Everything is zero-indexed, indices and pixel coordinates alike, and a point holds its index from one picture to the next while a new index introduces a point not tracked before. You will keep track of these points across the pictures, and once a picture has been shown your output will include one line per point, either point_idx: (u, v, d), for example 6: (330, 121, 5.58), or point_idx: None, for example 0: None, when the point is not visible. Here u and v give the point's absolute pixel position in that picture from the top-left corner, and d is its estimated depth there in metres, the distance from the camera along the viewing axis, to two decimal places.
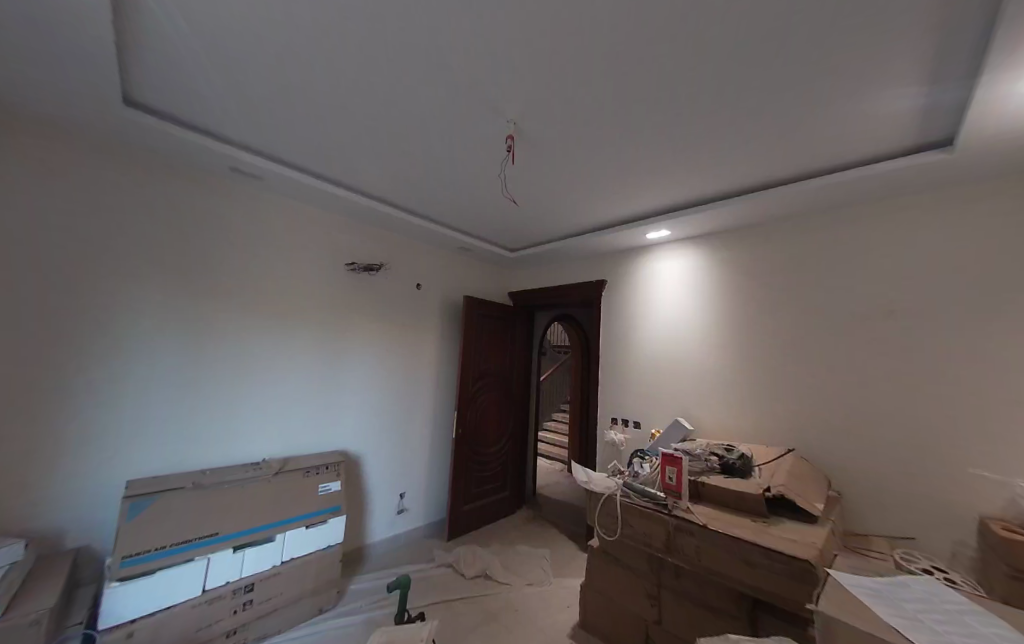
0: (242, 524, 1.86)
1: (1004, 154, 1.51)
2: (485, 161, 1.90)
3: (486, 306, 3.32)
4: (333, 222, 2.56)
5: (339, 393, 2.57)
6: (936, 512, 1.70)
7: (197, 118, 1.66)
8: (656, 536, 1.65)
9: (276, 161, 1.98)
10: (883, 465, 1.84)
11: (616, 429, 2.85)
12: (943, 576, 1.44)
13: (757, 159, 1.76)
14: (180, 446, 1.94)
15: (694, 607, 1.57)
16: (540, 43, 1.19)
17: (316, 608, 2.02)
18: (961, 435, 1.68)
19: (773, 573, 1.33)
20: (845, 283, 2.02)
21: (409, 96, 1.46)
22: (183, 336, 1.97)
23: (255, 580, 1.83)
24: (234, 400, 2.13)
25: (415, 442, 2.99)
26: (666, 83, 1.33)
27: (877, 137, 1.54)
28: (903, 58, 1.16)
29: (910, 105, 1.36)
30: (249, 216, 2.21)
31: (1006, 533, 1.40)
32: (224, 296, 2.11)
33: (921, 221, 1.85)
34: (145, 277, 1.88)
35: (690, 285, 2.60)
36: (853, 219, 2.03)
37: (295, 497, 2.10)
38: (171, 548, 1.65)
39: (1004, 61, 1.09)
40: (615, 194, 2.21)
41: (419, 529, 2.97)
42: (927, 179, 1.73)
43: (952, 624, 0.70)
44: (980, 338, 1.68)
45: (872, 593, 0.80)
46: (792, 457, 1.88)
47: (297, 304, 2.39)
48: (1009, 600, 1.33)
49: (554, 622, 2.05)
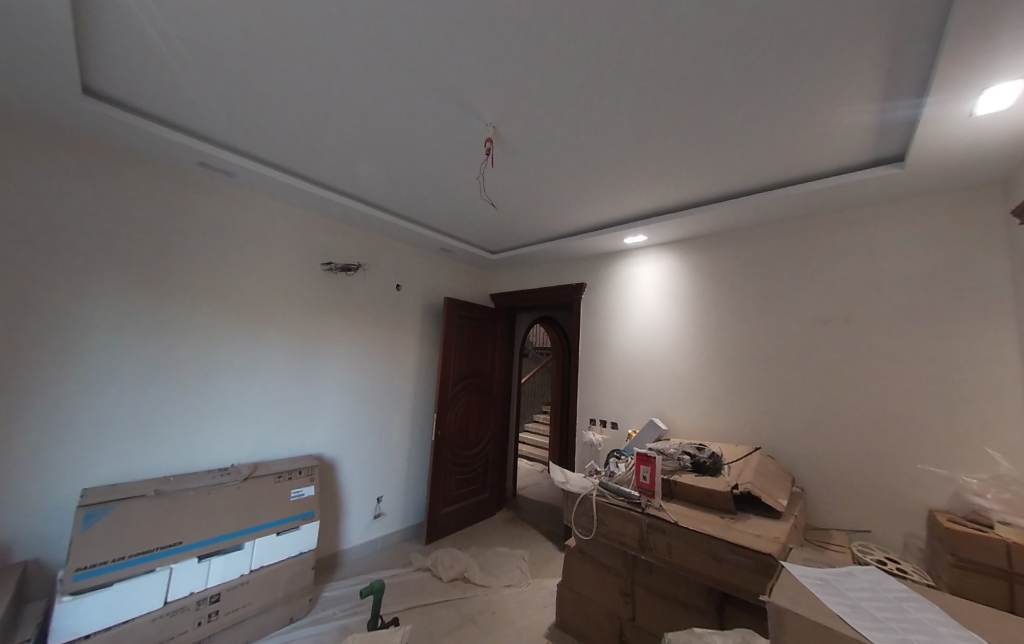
0: (208, 532, 1.79)
1: (950, 170, 1.63)
2: (465, 164, 1.90)
3: (468, 307, 3.32)
4: (308, 221, 2.51)
5: (313, 394, 2.51)
6: (891, 507, 1.80)
7: (164, 110, 1.60)
8: (629, 534, 1.68)
9: (249, 156, 1.93)
10: (842, 462, 1.93)
11: (594, 430, 2.89)
12: (895, 567, 1.52)
13: (728, 168, 1.83)
14: (141, 451, 1.86)
15: (665, 603, 1.62)
16: (517, 46, 1.20)
17: (288, 617, 1.97)
18: (914, 433, 1.79)
19: (736, 567, 1.38)
20: (808, 288, 2.12)
21: (387, 96, 1.45)
22: (147, 336, 1.89)
23: (221, 590, 1.76)
24: (201, 403, 2.05)
25: (392, 445, 2.94)
26: (642, 91, 1.36)
27: (837, 151, 1.63)
28: (860, 76, 1.24)
29: (867, 122, 1.45)
30: (220, 212, 2.14)
31: (951, 524, 1.50)
32: (191, 295, 2.04)
33: (878, 231, 1.96)
34: (106, 275, 1.79)
35: (667, 289, 2.66)
36: (817, 228, 2.13)
37: (265, 504, 2.02)
38: (130, 559, 1.57)
39: (949, 84, 1.17)
40: (593, 200, 2.25)
41: (396, 533, 2.92)
42: (882, 192, 1.85)
43: (890, 610, 0.75)
44: (932, 342, 1.79)
45: (820, 582, 0.85)
46: (759, 455, 1.96)
47: (270, 303, 2.32)
48: (954, 588, 1.42)
49: (530, 622, 2.06)
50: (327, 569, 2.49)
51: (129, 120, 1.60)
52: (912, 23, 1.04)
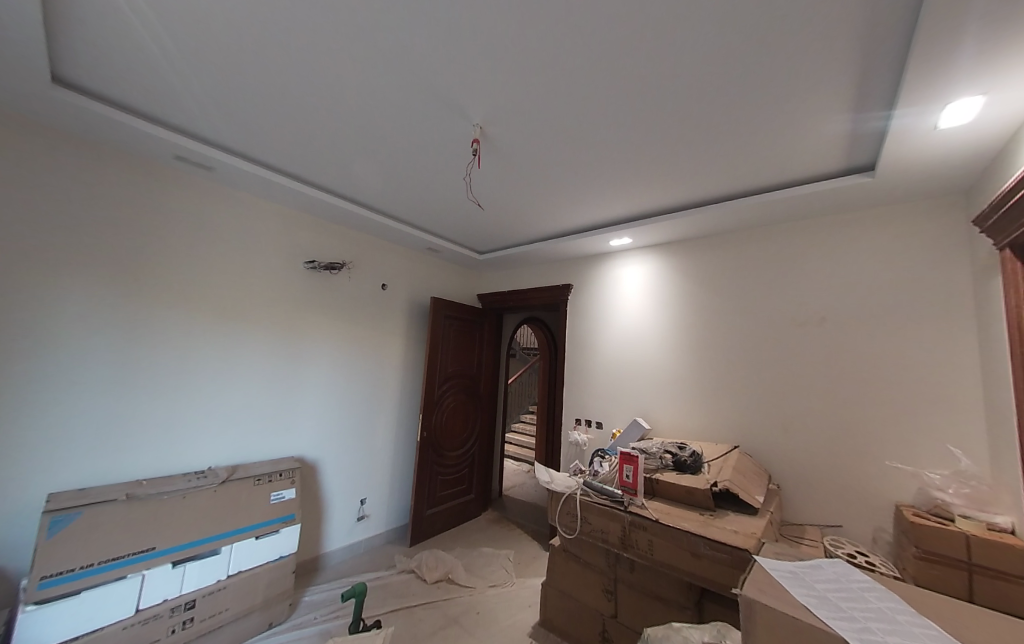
0: (182, 537, 1.73)
1: (916, 180, 1.71)
2: (451, 163, 1.90)
3: (455, 308, 3.31)
4: (291, 219, 2.47)
5: (295, 395, 2.46)
6: (861, 502, 1.87)
7: (140, 102, 1.55)
8: (612, 532, 1.70)
9: (229, 151, 1.89)
10: (815, 460, 2.00)
11: (579, 430, 2.91)
12: (864, 560, 1.58)
13: (710, 174, 1.87)
14: (112, 454, 1.79)
15: (647, 599, 1.65)
16: (503, 47, 1.20)
17: (266, 623, 1.93)
18: (882, 431, 1.86)
19: (713, 563, 1.41)
20: (786, 291, 2.19)
21: (372, 93, 1.44)
22: (119, 336, 1.83)
23: (197, 596, 1.72)
24: (176, 404, 1.99)
25: (377, 446, 2.91)
26: (625, 96, 1.39)
27: (812, 159, 1.70)
28: (833, 87, 1.29)
29: (841, 131, 1.51)
30: (198, 208, 2.09)
31: (916, 518, 1.57)
32: (167, 293, 1.98)
33: (850, 237, 2.04)
34: (76, 271, 1.72)
35: (652, 292, 2.70)
36: (794, 234, 2.20)
37: (244, 507, 1.97)
38: (99, 566, 1.52)
39: (915, 97, 1.23)
40: (579, 203, 2.28)
41: (381, 536, 2.89)
42: (854, 200, 1.92)
43: (853, 600, 0.79)
44: (900, 343, 1.86)
45: (789, 575, 0.88)
46: (737, 452, 2.01)
47: (250, 302, 2.28)
48: (918, 580, 1.49)
49: (515, 621, 2.06)
50: (309, 573, 2.44)
51: (101, 111, 1.55)
52: (880, 37, 1.09)
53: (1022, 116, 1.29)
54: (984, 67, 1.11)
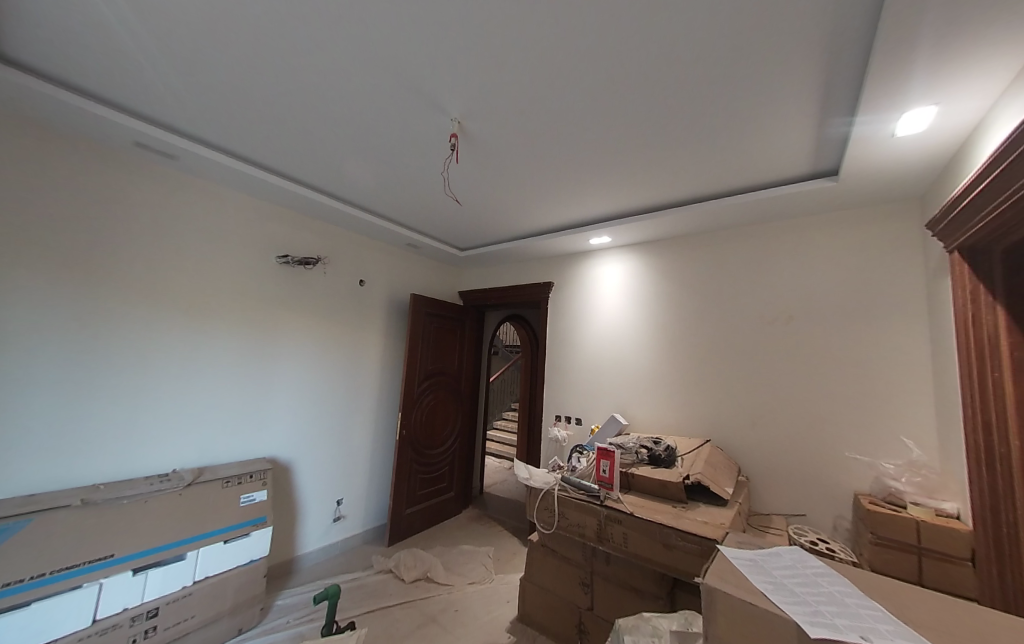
0: (143, 543, 1.65)
1: (877, 184, 1.79)
2: (429, 158, 1.87)
3: (436, 305, 3.27)
4: (262, 212, 2.38)
5: (268, 395, 2.38)
6: (824, 492, 1.96)
7: (92, 82, 1.46)
8: (588, 526, 1.72)
9: (193, 138, 1.80)
10: (781, 452, 2.09)
11: (559, 426, 2.93)
12: (825, 546, 1.66)
13: (684, 175, 1.91)
14: (64, 457, 1.69)
15: (621, 590, 1.68)
16: (478, 41, 1.18)
17: (235, 629, 1.87)
18: (843, 425, 1.95)
19: (684, 553, 1.45)
20: (757, 290, 2.26)
21: (345, 84, 1.40)
22: (72, 332, 1.73)
23: (160, 604, 1.64)
24: (137, 404, 1.90)
25: (354, 445, 2.86)
26: (602, 95, 1.39)
27: (782, 162, 1.75)
28: (800, 92, 1.33)
29: (808, 136, 1.56)
30: (161, 199, 1.99)
31: (873, 506, 1.66)
32: (126, 287, 1.88)
33: (815, 240, 2.12)
34: (22, 264, 1.61)
35: (629, 290, 2.75)
36: (765, 235, 2.28)
37: (211, 510, 1.90)
38: (53, 575, 1.44)
39: (875, 105, 1.29)
40: (558, 201, 2.29)
41: (358, 536, 2.84)
42: (820, 202, 2.00)
43: (807, 585, 0.82)
44: (861, 341, 1.96)
45: (750, 563, 0.91)
46: (708, 446, 2.08)
47: (219, 298, 2.19)
48: (874, 564, 1.57)
49: (493, 617, 2.07)
50: (282, 576, 2.38)
51: (50, 92, 1.45)
52: (843, 45, 1.13)
53: (971, 125, 1.36)
54: (937, 78, 1.17)
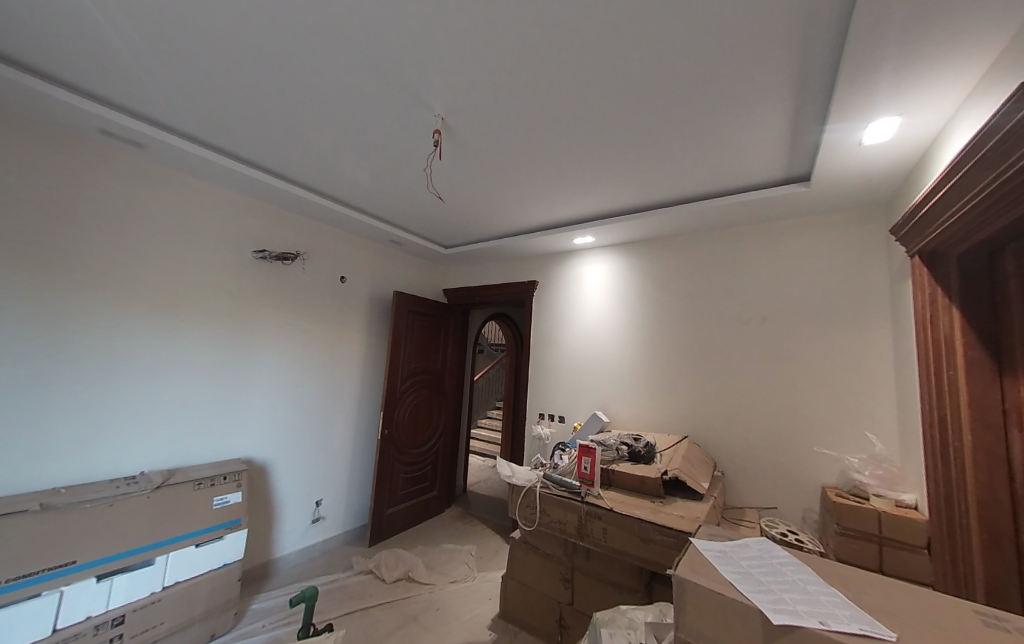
0: (109, 549, 1.59)
1: (846, 190, 1.87)
2: (412, 155, 1.85)
3: (419, 303, 3.24)
4: (239, 205, 2.31)
5: (243, 394, 2.32)
6: (794, 486, 2.04)
7: (51, 64, 1.37)
8: (569, 522, 1.74)
9: (163, 127, 1.72)
10: (755, 448, 2.16)
11: (542, 424, 2.96)
12: (795, 538, 1.73)
13: (665, 178, 1.94)
14: (19, 460, 1.59)
15: (601, 584, 1.71)
16: (460, 38, 1.17)
17: (209, 634, 1.81)
18: (813, 422, 2.03)
19: (660, 546, 1.49)
20: (734, 291, 2.32)
21: (324, 77, 1.37)
22: (30, 328, 1.63)
23: (126, 612, 1.58)
24: (101, 404, 1.81)
25: (333, 445, 2.80)
26: (584, 96, 1.40)
27: (758, 167, 1.81)
28: (774, 99, 1.37)
29: (782, 142, 1.61)
30: (129, 188, 1.90)
31: (838, 498, 1.74)
32: (90, 281, 1.79)
33: (789, 243, 2.20)
34: None
35: (612, 290, 2.79)
36: (743, 238, 2.34)
37: (182, 513, 1.83)
38: (7, 585, 1.36)
39: (844, 114, 1.34)
40: (542, 201, 2.30)
41: (338, 537, 2.80)
42: (794, 207, 2.07)
43: (772, 575, 0.85)
44: (830, 340, 2.04)
45: (720, 554, 0.94)
46: (686, 443, 2.13)
47: (192, 294, 2.11)
48: (839, 554, 1.65)
49: (473, 616, 2.07)
50: (257, 579, 2.32)
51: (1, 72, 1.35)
52: (814, 55, 1.17)
53: (930, 137, 1.44)
54: (900, 91, 1.23)
